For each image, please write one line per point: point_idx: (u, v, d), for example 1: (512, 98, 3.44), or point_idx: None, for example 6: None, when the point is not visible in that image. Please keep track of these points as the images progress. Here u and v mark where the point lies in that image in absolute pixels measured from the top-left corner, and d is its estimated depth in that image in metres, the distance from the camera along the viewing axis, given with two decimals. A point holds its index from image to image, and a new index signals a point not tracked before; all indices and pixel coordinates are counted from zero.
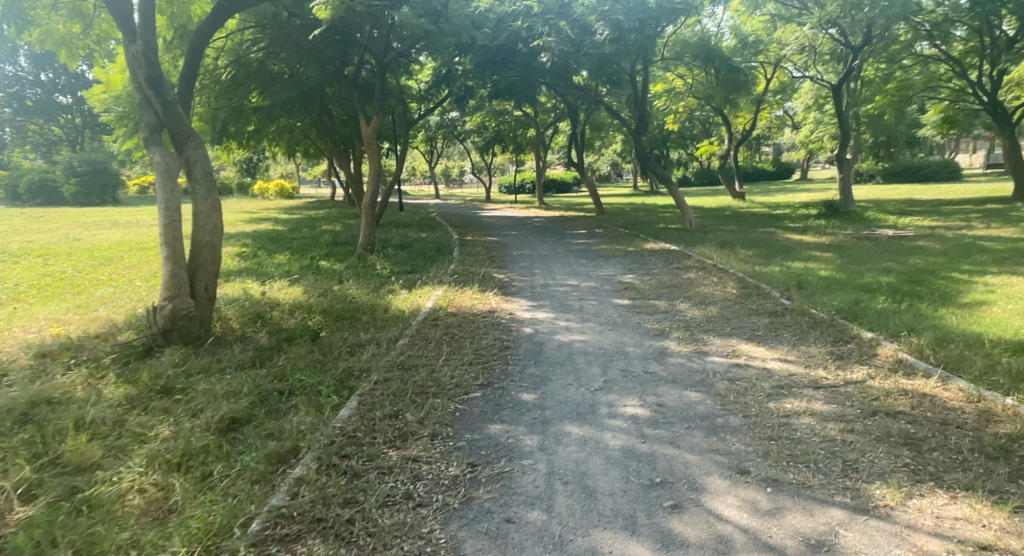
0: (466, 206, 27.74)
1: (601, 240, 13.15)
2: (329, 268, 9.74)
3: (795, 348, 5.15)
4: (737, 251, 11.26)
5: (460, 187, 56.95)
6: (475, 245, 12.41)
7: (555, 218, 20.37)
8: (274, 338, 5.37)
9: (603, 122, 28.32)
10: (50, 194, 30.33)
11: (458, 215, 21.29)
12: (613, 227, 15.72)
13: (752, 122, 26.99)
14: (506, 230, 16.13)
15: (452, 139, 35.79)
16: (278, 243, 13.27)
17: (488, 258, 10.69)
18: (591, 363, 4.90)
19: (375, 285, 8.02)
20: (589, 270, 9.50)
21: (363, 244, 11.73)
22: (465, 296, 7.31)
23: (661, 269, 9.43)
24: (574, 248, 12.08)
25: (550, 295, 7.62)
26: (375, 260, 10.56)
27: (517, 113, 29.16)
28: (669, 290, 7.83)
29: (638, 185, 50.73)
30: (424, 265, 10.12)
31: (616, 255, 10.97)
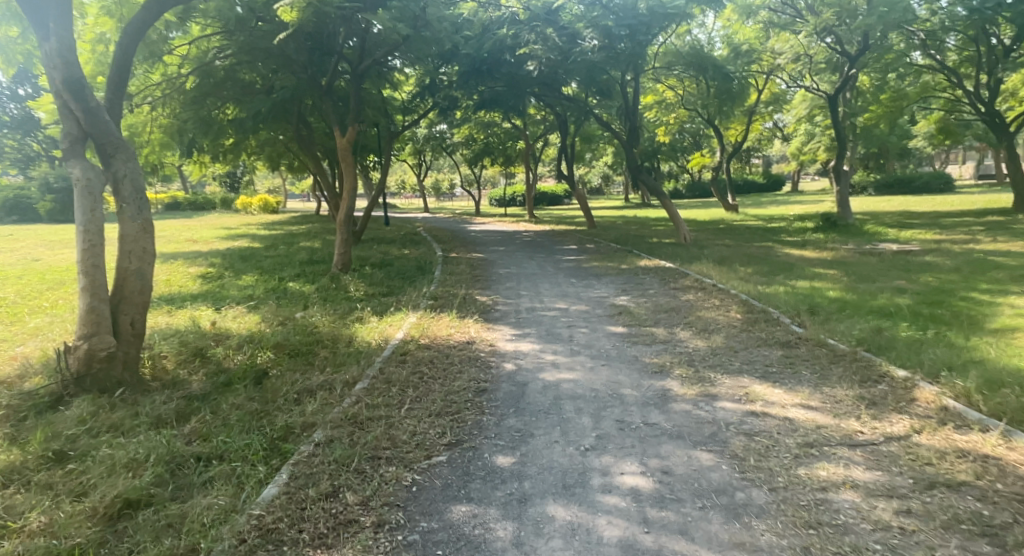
0: (453, 220, 27.03)
1: (591, 256, 12.45)
2: (296, 292, 8.95)
3: (818, 389, 4.41)
4: (737, 268, 10.59)
5: (449, 200, 56.27)
6: (458, 264, 11.66)
7: (545, 232, 19.69)
8: (210, 383, 4.59)
9: (593, 133, 27.76)
10: (25, 211, 29.27)
11: (445, 230, 20.56)
12: (605, 243, 15.04)
13: (745, 133, 26.51)
14: (493, 246, 15.41)
15: (441, 152, 35.18)
16: (249, 263, 12.47)
17: (471, 278, 9.94)
18: (580, 411, 4.15)
19: (342, 312, 7.25)
20: (579, 291, 8.78)
21: (338, 263, 10.99)
22: (441, 324, 6.54)
23: (657, 289, 8.71)
24: (563, 265, 11.36)
25: (535, 322, 6.87)
26: (349, 282, 9.78)
27: (505, 125, 28.59)
28: (667, 314, 7.10)
29: (629, 198, 50.23)
30: (401, 286, 9.37)
31: (608, 274, 10.25)
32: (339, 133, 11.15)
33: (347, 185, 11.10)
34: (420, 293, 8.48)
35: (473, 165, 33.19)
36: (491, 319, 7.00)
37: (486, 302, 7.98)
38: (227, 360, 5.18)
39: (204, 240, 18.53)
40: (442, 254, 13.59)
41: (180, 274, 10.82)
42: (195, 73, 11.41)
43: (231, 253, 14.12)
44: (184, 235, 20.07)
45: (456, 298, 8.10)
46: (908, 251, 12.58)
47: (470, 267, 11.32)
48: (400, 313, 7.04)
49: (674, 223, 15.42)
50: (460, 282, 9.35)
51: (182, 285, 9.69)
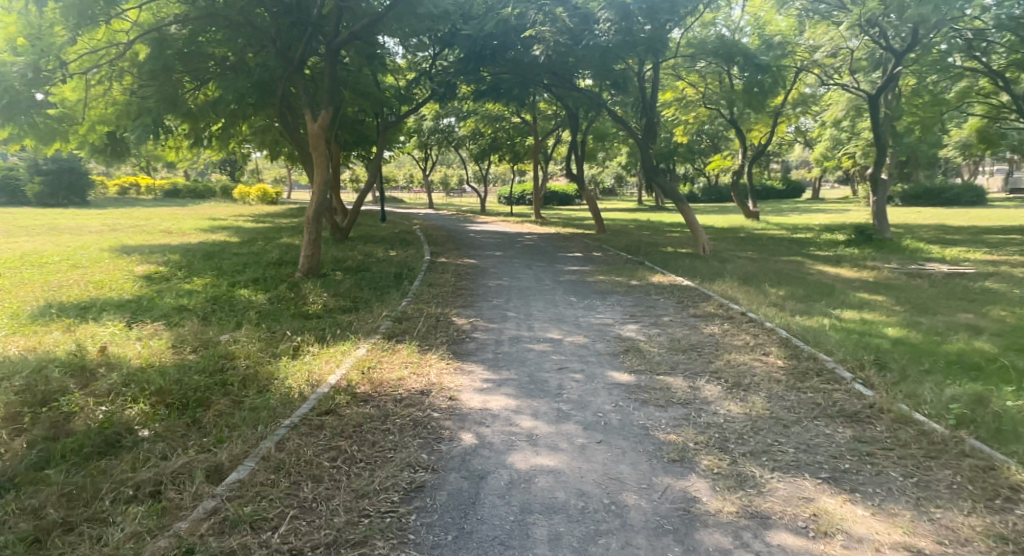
0: (456, 218, 25.57)
1: (597, 268, 10.94)
2: (241, 303, 7.50)
3: (921, 513, 2.91)
4: (766, 290, 9.05)
5: (458, 196, 54.86)
6: (444, 271, 10.18)
7: (549, 236, 18.22)
8: (21, 460, 3.14)
9: (606, 131, 26.20)
10: (14, 192, 30.67)
11: (443, 229, 19.13)
12: (615, 251, 13.54)
13: (769, 136, 24.85)
14: (489, 250, 13.96)
15: (447, 146, 33.84)
16: (213, 261, 11.14)
17: (454, 291, 8.47)
18: (556, 544, 2.65)
19: (278, 337, 5.78)
20: (578, 314, 7.30)
21: (303, 267, 9.56)
22: (394, 363, 5.04)
23: (672, 316, 7.18)
24: (564, 279, 9.86)
25: (518, 361, 5.39)
26: (310, 291, 8.34)
27: (515, 119, 27.16)
28: (688, 356, 5.58)
29: (643, 200, 48.56)
30: (368, 299, 7.92)
31: (614, 292, 8.75)
32: (309, 117, 9.67)
33: (317, 177, 9.65)
34: (386, 312, 7.00)
35: (480, 161, 31.73)
36: (462, 354, 5.51)
37: (463, 328, 6.50)
38: (75, 414, 3.73)
39: (183, 232, 17.23)
40: (430, 258, 12.11)
41: (125, 274, 9.47)
42: (149, 43, 9.96)
43: (200, 249, 12.80)
44: (165, 226, 18.83)
45: (427, 322, 6.61)
46: (962, 274, 10.95)
47: (454, 275, 9.86)
48: (348, 341, 5.58)
49: (692, 231, 13.85)
50: (439, 298, 7.88)
51: (116, 289, 8.30)
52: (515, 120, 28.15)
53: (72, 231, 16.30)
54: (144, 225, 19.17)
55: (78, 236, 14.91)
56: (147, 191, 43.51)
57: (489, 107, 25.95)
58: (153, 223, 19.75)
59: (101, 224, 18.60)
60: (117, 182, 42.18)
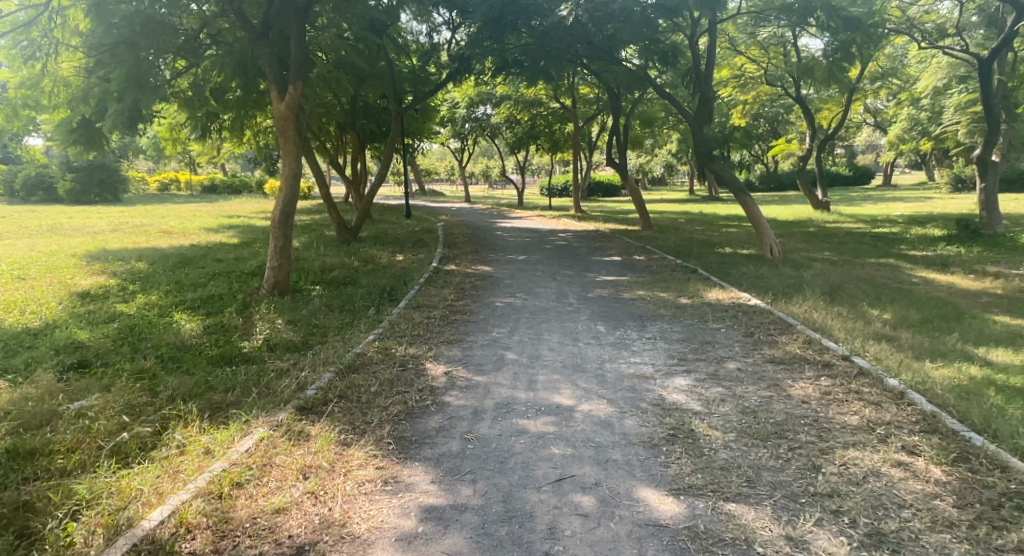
0: (489, 213, 23.63)
1: (638, 279, 8.80)
2: (159, 337, 5.73)
3: None
4: (865, 314, 6.71)
5: (498, 189, 53.18)
6: (444, 286, 8.23)
7: (587, 233, 16.07)
8: None
9: (653, 115, 23.88)
10: (47, 190, 30.53)
11: (468, 226, 17.20)
12: (660, 254, 11.36)
13: (842, 116, 21.85)
14: (512, 253, 11.95)
15: (484, 136, 31.94)
16: (180, 271, 9.54)
17: (444, 317, 6.52)
18: None
19: (146, 408, 3.90)
20: (604, 356, 5.21)
21: (270, 281, 7.76)
22: (284, 476, 3.06)
23: (739, 361, 5.01)
24: (592, 295, 7.78)
25: (496, 458, 3.35)
26: (260, 318, 6.52)
27: (553, 103, 24.95)
28: (773, 452, 3.41)
29: (694, 189, 45.77)
30: (325, 331, 6.01)
31: (656, 316, 6.60)
32: (276, 96, 7.84)
33: (285, 170, 7.81)
34: (337, 356, 5.08)
35: (517, 151, 29.81)
36: (409, 445, 3.51)
37: (433, 385, 4.51)
38: None
39: (188, 233, 15.95)
40: (437, 266, 10.20)
41: (60, 291, 7.90)
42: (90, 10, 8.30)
43: (180, 254, 11.33)
44: (173, 226, 17.63)
45: (384, 374, 4.64)
46: None
47: (456, 291, 7.90)
48: (239, 422, 3.63)
49: (754, 228, 11.48)
50: (421, 330, 5.93)
51: (27, 313, 6.69)
52: (554, 106, 26.10)
53: (67, 233, 15.14)
54: (153, 225, 18.04)
55: (64, 240, 13.67)
56: (187, 187, 43.39)
57: (526, 91, 24.01)
58: (165, 223, 18.60)
59: (106, 225, 17.49)
60: (157, 178, 42.18)
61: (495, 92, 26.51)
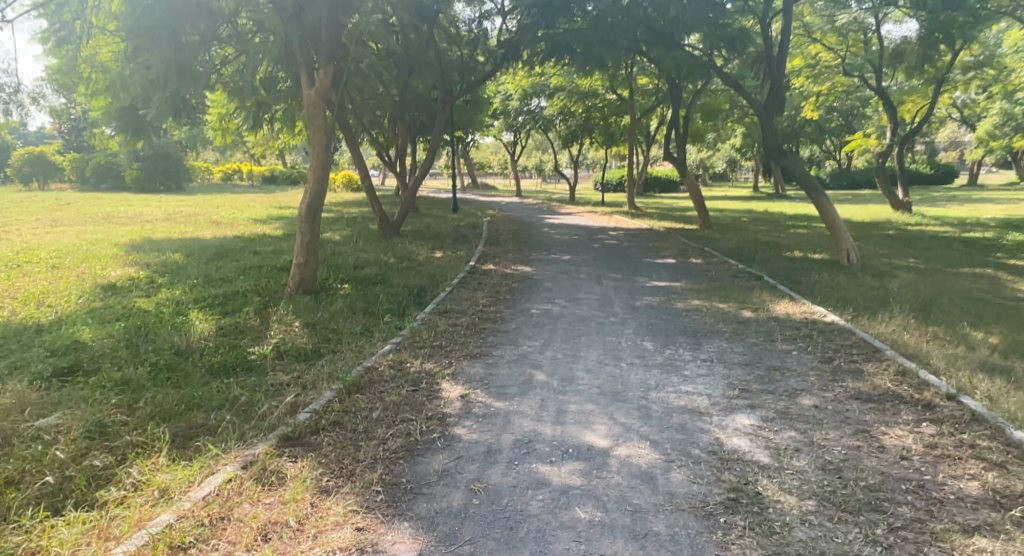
0: (540, 209, 22.91)
1: (694, 286, 7.96)
2: (165, 339, 5.32)
3: None
4: (969, 338, 5.66)
5: (552, 183, 52.43)
6: (479, 289, 7.63)
7: (640, 232, 15.17)
8: None
9: (716, 107, 22.65)
10: (116, 178, 31.71)
11: (515, 223, 16.53)
12: (719, 258, 10.43)
13: (928, 108, 20.01)
14: (558, 253, 11.23)
15: (538, 129, 31.20)
16: (212, 264, 9.26)
17: (472, 327, 5.90)
18: None
19: (114, 430, 3.41)
20: (650, 382, 4.47)
21: (296, 280, 7.28)
22: (238, 537, 2.48)
23: (813, 397, 4.16)
24: (641, 304, 7.01)
25: (505, 522, 2.68)
26: (277, 319, 6.05)
27: (610, 94, 23.94)
28: (866, 534, 2.61)
29: (757, 186, 43.80)
30: (340, 340, 5.47)
31: (713, 332, 5.79)
32: (306, 82, 7.38)
33: (314, 160, 7.33)
34: (344, 370, 4.51)
35: (572, 146, 29.01)
36: (400, 497, 2.86)
37: (445, 412, 3.86)
38: None
39: (236, 223, 15.96)
40: (476, 265, 9.60)
41: (86, 283, 7.68)
42: None
43: (218, 245, 11.17)
44: (223, 216, 17.74)
45: (391, 395, 4.03)
46: None
47: (491, 295, 7.29)
48: (206, 457, 3.08)
49: (828, 231, 10.37)
50: (444, 342, 5.33)
51: (44, 306, 6.42)
52: (611, 98, 25.18)
53: (119, 222, 15.34)
54: (205, 214, 18.23)
55: (114, 228, 13.80)
56: (248, 177, 44.49)
57: (582, 82, 23.21)
58: (217, 212, 18.76)
59: (160, 215, 17.74)
60: (221, 169, 43.49)
61: (550, 84, 25.79)
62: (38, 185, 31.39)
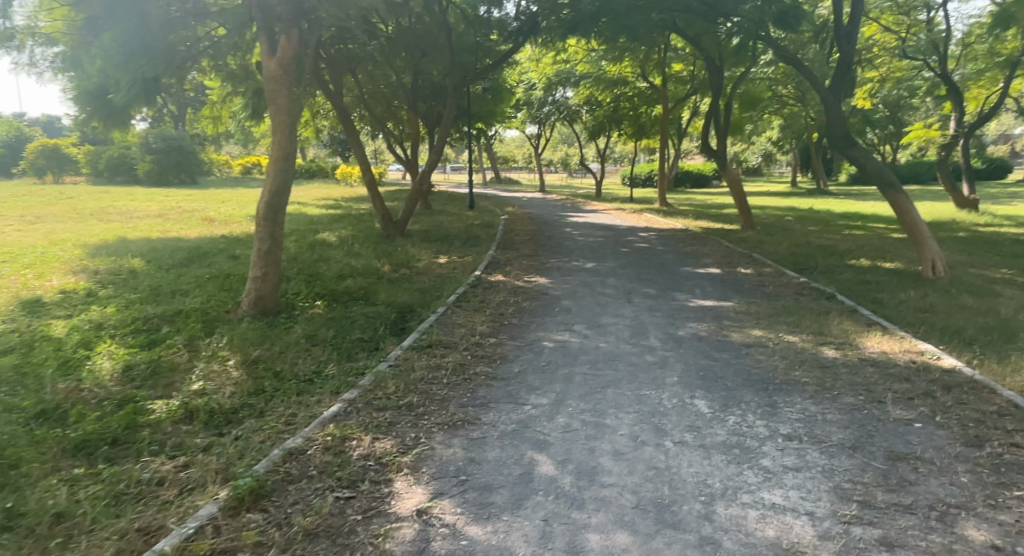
0: (564, 206, 21.33)
1: (749, 310, 6.37)
2: (41, 388, 3.94)
3: None
4: None
5: (578, 178, 50.65)
6: (480, 311, 6.16)
7: (674, 233, 13.54)
8: None
9: (758, 96, 20.82)
10: (129, 171, 30.78)
11: (535, 222, 15.01)
12: (773, 268, 8.79)
13: (999, 96, 17.98)
14: (581, 260, 9.72)
15: (563, 121, 29.67)
16: (174, 271, 7.91)
17: (459, 372, 4.40)
18: None
19: None
20: (717, 484, 2.90)
21: (252, 297, 5.84)
22: None
23: (984, 526, 2.57)
24: (684, 337, 5.44)
25: None
26: (205, 357, 4.61)
27: (641, 81, 22.32)
28: None
29: (796, 182, 41.58)
30: (278, 391, 4.02)
31: (788, 385, 4.21)
32: (266, 50, 5.86)
33: (274, 148, 5.84)
34: (250, 458, 3.02)
35: (598, 138, 27.38)
36: None
37: (382, 552, 2.36)
38: None
39: (234, 220, 14.72)
40: (482, 276, 8.11)
41: (9, 296, 6.39)
42: None
43: (195, 247, 9.92)
44: (224, 212, 16.52)
45: (301, 517, 2.53)
46: None
47: (493, 322, 5.79)
48: None
49: (907, 236, 8.63)
50: (416, 400, 3.83)
51: None
52: (642, 86, 23.49)
53: (105, 218, 14.19)
54: (205, 210, 17.05)
55: (94, 225, 12.64)
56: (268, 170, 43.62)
57: (611, 68, 21.59)
58: (218, 208, 17.56)
59: (154, 210, 16.60)
60: (240, 162, 42.53)
61: (576, 72, 24.19)
62: (53, 179, 30.60)
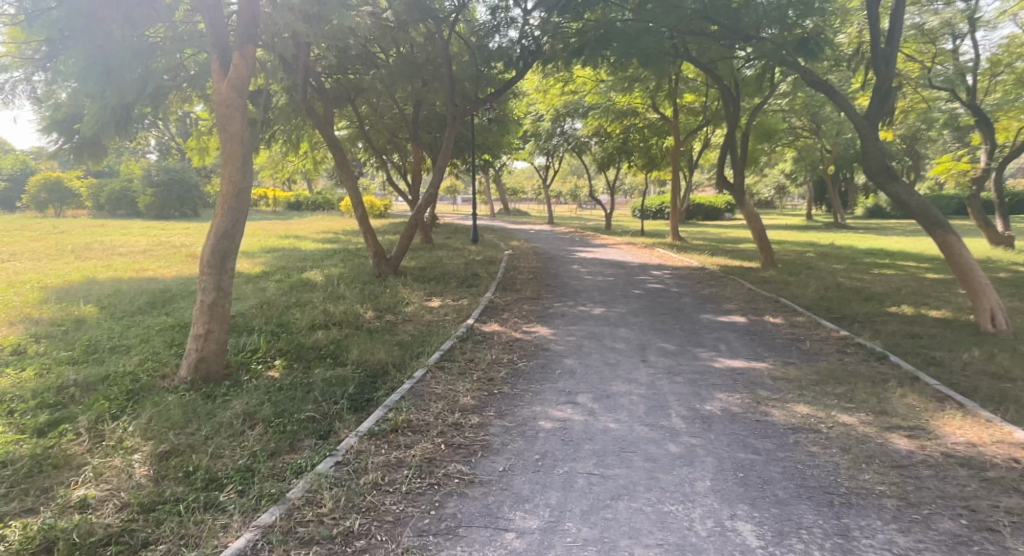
0: (573, 240, 20.40)
1: (788, 375, 5.32)
2: None
3: None
4: None
5: (588, 210, 49.93)
6: (465, 374, 5.16)
7: (690, 272, 12.52)
8: None
9: (773, 127, 20.00)
10: (131, 204, 30.22)
11: (540, 259, 14.04)
12: (806, 317, 7.74)
13: None
14: (588, 305, 8.73)
15: (572, 154, 29.00)
16: (126, 321, 6.99)
17: (424, 474, 3.37)
18: None
19: None
20: None
21: (193, 358, 4.89)
22: None
23: None
24: (714, 414, 4.40)
25: None
26: (106, 448, 3.64)
27: (652, 112, 21.61)
28: None
29: (811, 215, 40.64)
30: (181, 506, 3.02)
31: (859, 497, 3.18)
32: (217, 71, 5.05)
33: (225, 182, 4.98)
34: None
35: (608, 170, 26.62)
36: None
37: None
38: None
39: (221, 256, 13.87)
40: (474, 326, 7.11)
41: None
42: None
43: (163, 290, 9.03)
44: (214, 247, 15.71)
45: None
46: None
47: (479, 391, 4.77)
48: None
49: (959, 282, 7.59)
50: (357, 525, 2.84)
51: None
52: (653, 117, 22.76)
53: (84, 255, 13.40)
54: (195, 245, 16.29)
55: (67, 264, 11.84)
56: (275, 203, 43.20)
57: (620, 99, 20.91)
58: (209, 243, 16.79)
59: (140, 245, 15.82)
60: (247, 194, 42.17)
61: (585, 102, 23.54)
62: (54, 212, 30.12)
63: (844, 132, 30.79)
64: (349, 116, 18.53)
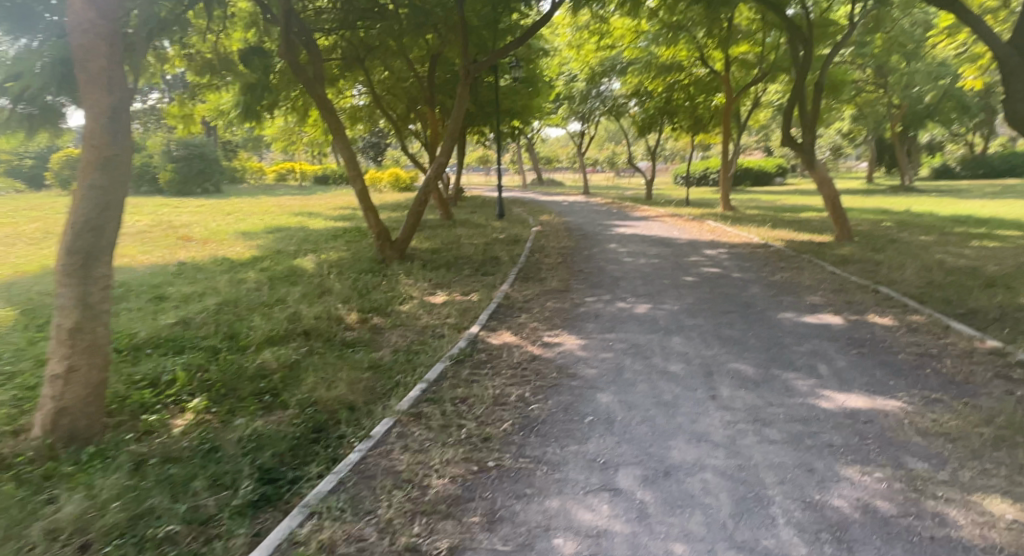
0: (612, 212, 18.38)
1: (943, 427, 3.46)
2: None
3: None
4: None
5: (626, 177, 47.44)
6: (448, 429, 3.47)
7: (753, 251, 10.55)
8: None
9: (841, 79, 17.46)
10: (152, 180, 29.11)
11: (574, 237, 12.19)
12: (926, 318, 5.80)
13: None
14: (631, 300, 6.93)
15: (609, 117, 26.74)
16: (39, 334, 5.48)
17: None
18: None
19: None
20: None
21: (48, 411, 3.31)
22: None
23: None
24: (851, 519, 2.61)
25: None
26: None
27: (701, 65, 19.24)
28: None
29: (873, 177, 37.33)
30: None
31: None
32: None
33: (86, 149, 3.36)
34: None
35: (649, 134, 24.35)
36: None
37: None
38: None
39: (217, 237, 12.43)
40: (480, 337, 5.41)
41: None
42: None
43: (119, 284, 7.55)
44: (215, 227, 14.29)
45: None
46: None
47: (463, 466, 3.07)
48: None
49: None
50: None
51: None
52: (699, 72, 20.43)
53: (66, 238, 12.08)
54: (198, 223, 14.94)
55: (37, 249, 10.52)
56: (303, 177, 41.96)
57: (663, 52, 18.67)
58: (213, 222, 15.40)
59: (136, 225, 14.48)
60: (275, 169, 41.05)
61: (623, 58, 21.29)
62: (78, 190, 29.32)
63: (914, 84, 27.70)
64: (361, 80, 16.83)
